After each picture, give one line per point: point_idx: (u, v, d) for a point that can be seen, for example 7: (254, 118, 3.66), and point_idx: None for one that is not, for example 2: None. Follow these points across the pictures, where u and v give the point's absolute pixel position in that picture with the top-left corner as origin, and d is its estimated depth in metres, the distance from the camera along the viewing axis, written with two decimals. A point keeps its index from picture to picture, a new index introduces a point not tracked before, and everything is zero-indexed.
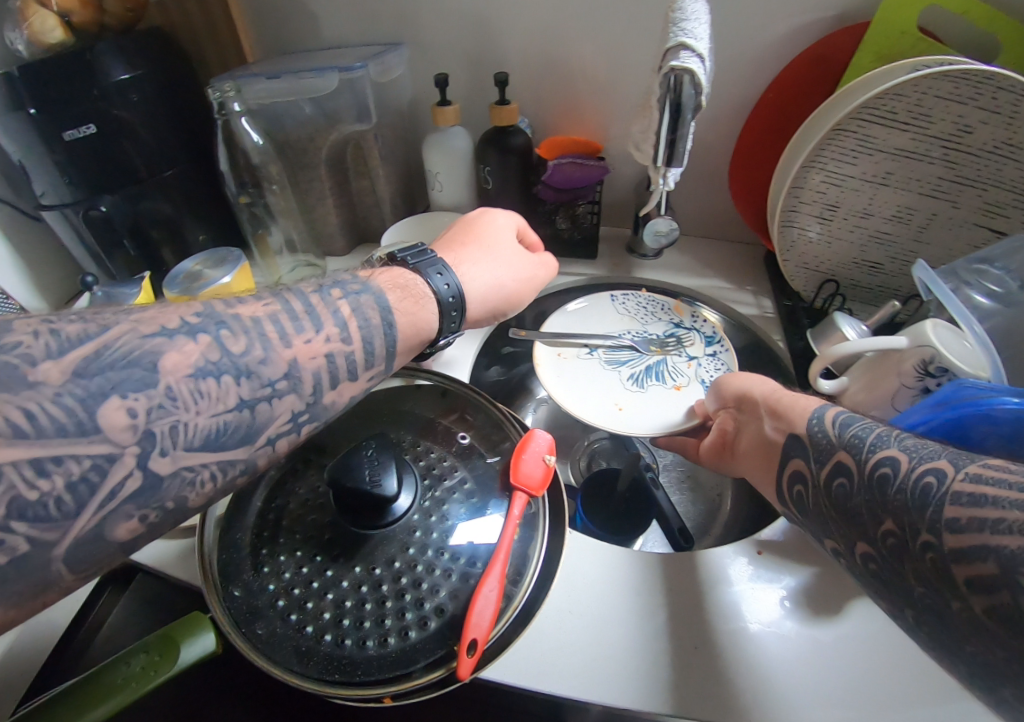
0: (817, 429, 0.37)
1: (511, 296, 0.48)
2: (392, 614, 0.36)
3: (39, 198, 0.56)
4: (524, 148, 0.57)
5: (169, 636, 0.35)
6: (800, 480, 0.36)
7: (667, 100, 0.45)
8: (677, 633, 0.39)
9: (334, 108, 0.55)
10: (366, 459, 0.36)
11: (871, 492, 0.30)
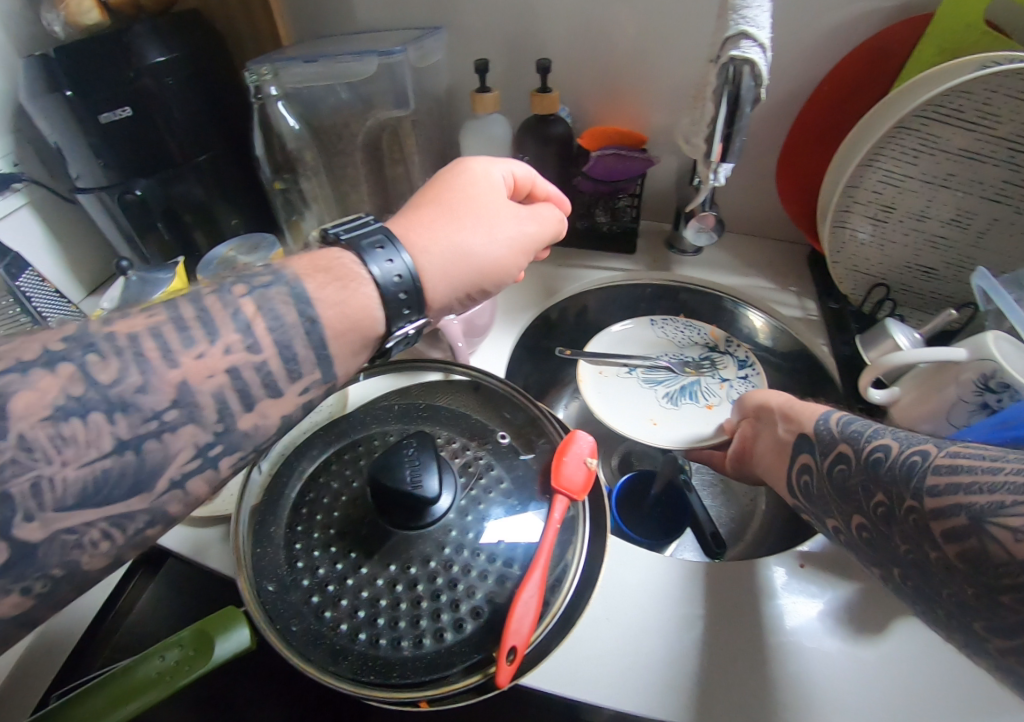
0: (822, 427, 0.40)
1: (490, 263, 0.37)
2: (428, 616, 0.35)
3: (74, 180, 0.57)
4: (564, 138, 0.55)
5: (203, 630, 0.34)
6: (805, 468, 0.41)
7: (726, 92, 0.43)
8: (717, 649, 0.38)
9: (370, 94, 0.54)
10: (406, 458, 0.34)
11: (867, 473, 0.35)
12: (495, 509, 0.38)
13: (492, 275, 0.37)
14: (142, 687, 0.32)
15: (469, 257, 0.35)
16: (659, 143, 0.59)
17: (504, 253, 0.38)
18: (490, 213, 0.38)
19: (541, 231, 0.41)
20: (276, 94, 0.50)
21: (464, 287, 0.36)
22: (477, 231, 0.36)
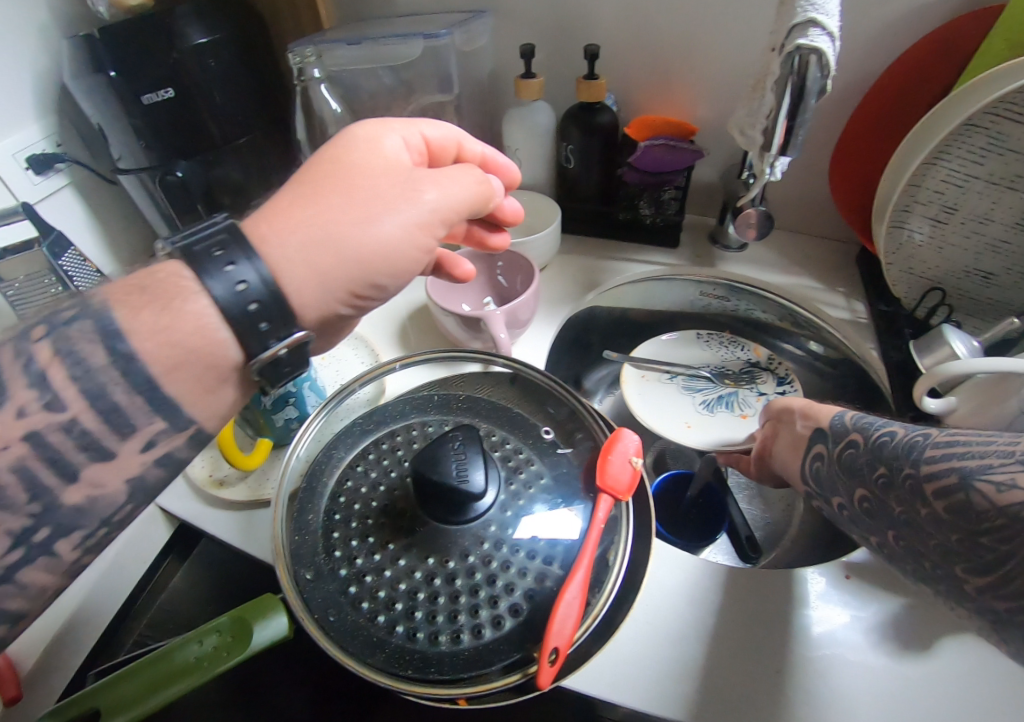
0: (838, 420, 0.40)
1: (379, 248, 0.29)
2: (466, 611, 0.34)
3: (116, 162, 0.57)
4: (610, 127, 0.53)
5: (241, 618, 0.34)
6: (816, 455, 0.40)
7: (790, 83, 0.42)
8: (760, 665, 0.36)
9: (411, 78, 0.53)
10: (452, 450, 0.33)
11: (873, 457, 0.34)
12: (538, 504, 0.37)
13: (387, 266, 0.30)
14: (183, 673, 0.33)
15: (343, 246, 0.28)
16: (705, 135, 0.57)
17: (399, 233, 0.30)
18: (378, 186, 0.30)
19: (454, 199, 0.33)
20: (319, 76, 0.50)
21: (349, 287, 0.29)
22: (355, 211, 0.29)
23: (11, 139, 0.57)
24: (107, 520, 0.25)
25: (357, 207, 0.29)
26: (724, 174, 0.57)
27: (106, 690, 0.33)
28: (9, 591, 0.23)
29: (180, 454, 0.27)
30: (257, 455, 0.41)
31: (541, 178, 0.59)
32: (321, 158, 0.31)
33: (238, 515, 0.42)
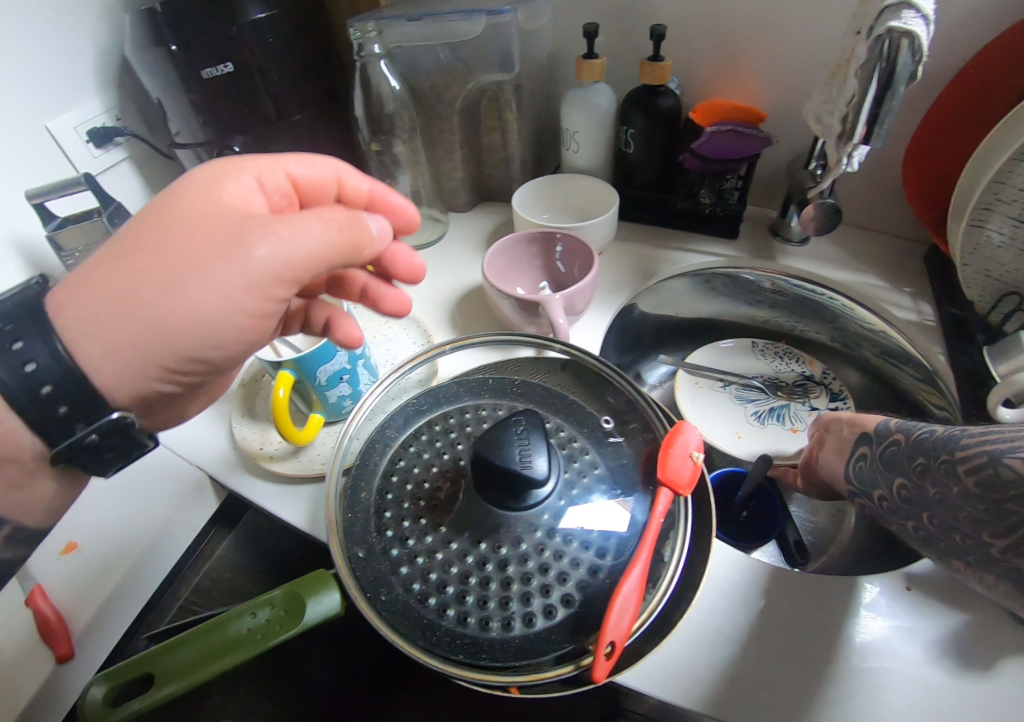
0: (883, 423, 0.39)
1: (191, 313, 0.30)
2: (517, 598, 0.33)
3: (174, 138, 0.58)
4: (673, 112, 0.52)
5: (294, 593, 0.34)
6: (859, 457, 0.39)
7: (878, 70, 0.39)
8: (811, 679, 0.33)
9: (469, 56, 0.52)
10: (515, 435, 0.33)
11: (907, 456, 0.34)
12: (596, 494, 0.37)
13: (204, 334, 0.31)
14: (238, 644, 0.33)
15: (145, 315, 0.29)
16: (772, 123, 0.54)
17: (211, 293, 0.30)
18: (197, 244, 0.30)
19: (282, 254, 0.31)
20: (379, 52, 0.49)
21: (160, 356, 0.30)
22: (167, 273, 0.29)
23: (74, 111, 0.58)
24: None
25: (156, 269, 0.29)
26: (789, 165, 0.54)
27: (164, 656, 0.33)
28: None
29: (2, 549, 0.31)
30: (310, 431, 0.41)
31: (597, 162, 0.58)
32: (147, 212, 0.31)
33: (287, 489, 0.42)
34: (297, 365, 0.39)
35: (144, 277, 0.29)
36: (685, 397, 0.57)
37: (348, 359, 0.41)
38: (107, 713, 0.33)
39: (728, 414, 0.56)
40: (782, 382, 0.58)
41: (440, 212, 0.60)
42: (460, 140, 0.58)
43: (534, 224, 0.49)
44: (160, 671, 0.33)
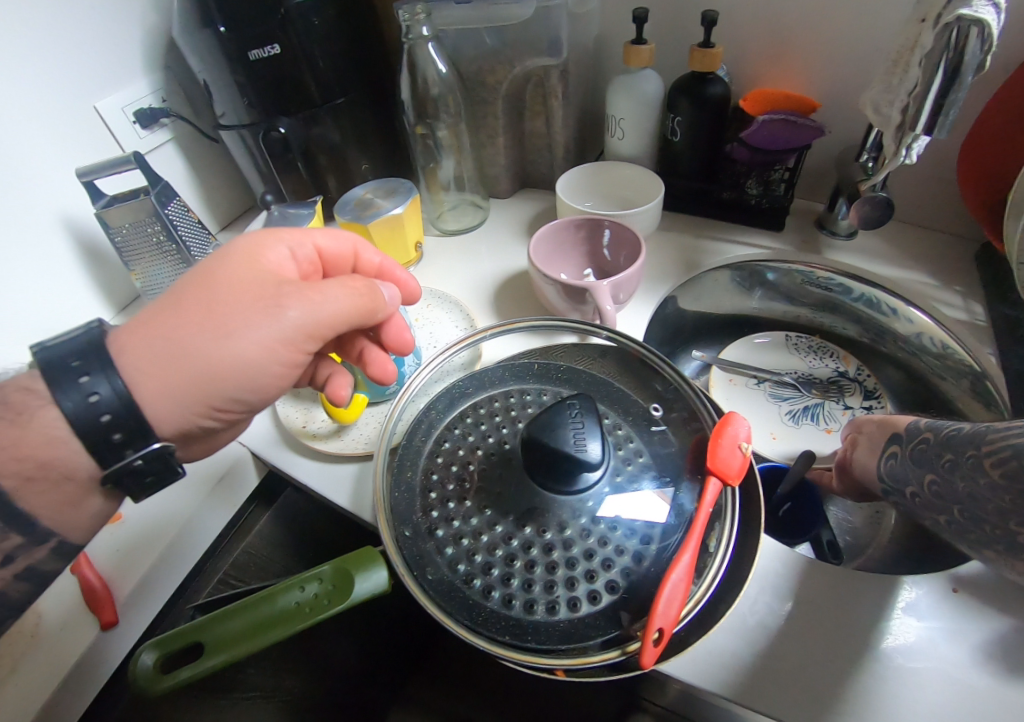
0: (914, 424, 0.38)
1: (231, 366, 0.31)
2: (562, 583, 0.33)
3: (220, 119, 0.60)
4: (721, 99, 0.51)
5: (343, 569, 0.34)
6: (891, 459, 0.39)
7: (944, 60, 0.37)
8: (848, 676, 0.33)
9: (516, 41, 0.52)
10: (569, 416, 0.34)
11: (940, 455, 0.33)
12: (644, 484, 0.36)
13: (238, 384, 0.32)
14: (287, 617, 0.33)
15: (190, 370, 0.31)
16: (824, 112, 0.53)
17: (253, 351, 0.32)
18: (238, 306, 0.32)
19: (317, 317, 0.34)
20: (427, 34, 0.49)
21: (198, 406, 0.32)
22: (209, 334, 0.31)
23: (122, 92, 0.59)
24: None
25: (200, 332, 0.31)
26: (839, 157, 0.53)
27: (213, 626, 0.34)
28: None
29: (44, 565, 0.31)
30: (354, 409, 0.43)
31: (643, 151, 0.58)
32: (189, 279, 0.33)
33: (329, 466, 0.43)
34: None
35: (192, 340, 0.31)
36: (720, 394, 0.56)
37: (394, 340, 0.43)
38: (157, 677, 0.33)
39: (763, 414, 0.55)
40: (816, 379, 0.57)
41: (483, 198, 0.62)
42: (503, 124, 0.58)
43: (578, 210, 0.50)
44: (209, 640, 0.33)
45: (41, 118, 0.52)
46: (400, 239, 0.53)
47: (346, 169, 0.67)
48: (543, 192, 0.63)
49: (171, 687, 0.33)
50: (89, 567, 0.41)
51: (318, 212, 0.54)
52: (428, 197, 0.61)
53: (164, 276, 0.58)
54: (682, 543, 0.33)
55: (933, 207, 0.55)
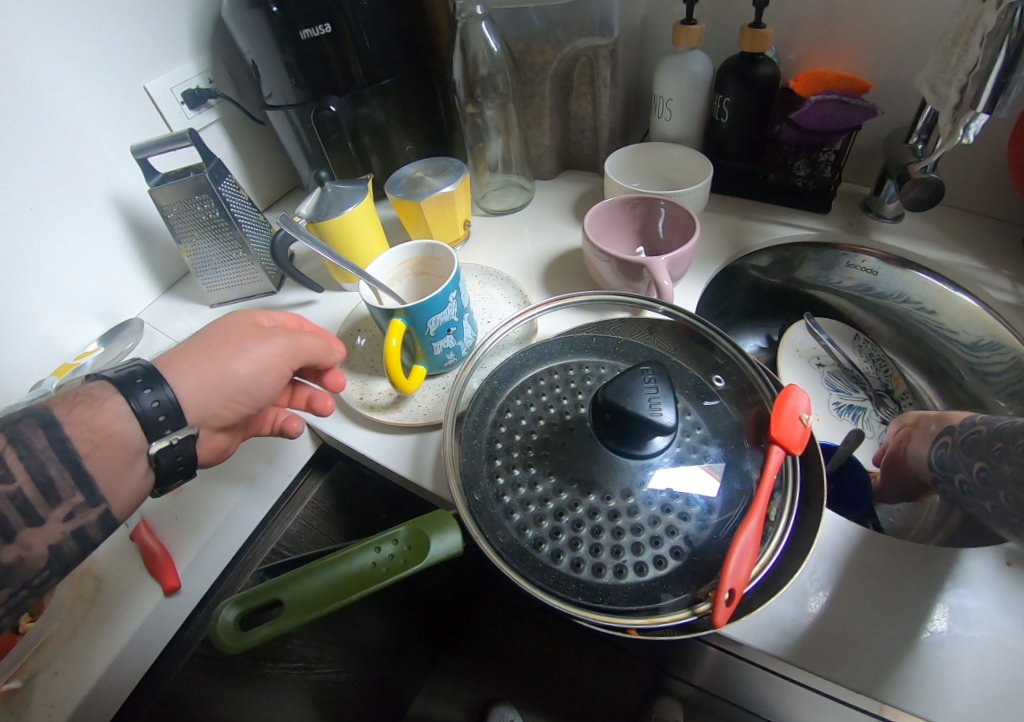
0: (967, 418, 0.38)
1: (245, 375, 0.37)
2: (629, 547, 0.32)
3: (267, 99, 0.60)
4: (771, 80, 0.51)
5: (418, 530, 0.35)
6: (938, 446, 0.39)
7: (1006, 40, 0.36)
8: (904, 644, 0.33)
9: (566, 21, 0.52)
10: (643, 383, 0.34)
11: (990, 445, 0.33)
12: (708, 454, 0.36)
13: (248, 391, 0.37)
14: (365, 576, 0.34)
15: (214, 376, 0.36)
16: (875, 93, 0.53)
17: (260, 364, 0.38)
18: (242, 333, 0.39)
19: (306, 341, 0.41)
20: (481, 13, 0.50)
21: (220, 411, 0.37)
22: (225, 349, 0.37)
23: (171, 72, 0.60)
24: (29, 583, 0.29)
25: (218, 351, 0.37)
26: (887, 139, 0.53)
27: (292, 584, 0.35)
28: None
29: (84, 542, 0.31)
30: (416, 380, 0.43)
31: (689, 132, 0.59)
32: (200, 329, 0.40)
33: (387, 436, 0.46)
34: (412, 314, 0.41)
35: (213, 355, 0.36)
36: (787, 360, 0.58)
37: (455, 312, 0.44)
38: (236, 635, 0.34)
39: (813, 392, 0.56)
40: (867, 384, 0.57)
41: (529, 180, 0.63)
42: (549, 105, 0.59)
43: (630, 189, 0.51)
44: (290, 598, 0.34)
45: (95, 96, 0.53)
46: (450, 217, 0.54)
47: (390, 150, 0.67)
48: (588, 174, 0.65)
49: (251, 642, 0.34)
50: (144, 530, 0.42)
51: (369, 191, 0.55)
52: (475, 176, 0.64)
53: (213, 254, 0.59)
54: (747, 510, 0.33)
55: (981, 189, 0.55)
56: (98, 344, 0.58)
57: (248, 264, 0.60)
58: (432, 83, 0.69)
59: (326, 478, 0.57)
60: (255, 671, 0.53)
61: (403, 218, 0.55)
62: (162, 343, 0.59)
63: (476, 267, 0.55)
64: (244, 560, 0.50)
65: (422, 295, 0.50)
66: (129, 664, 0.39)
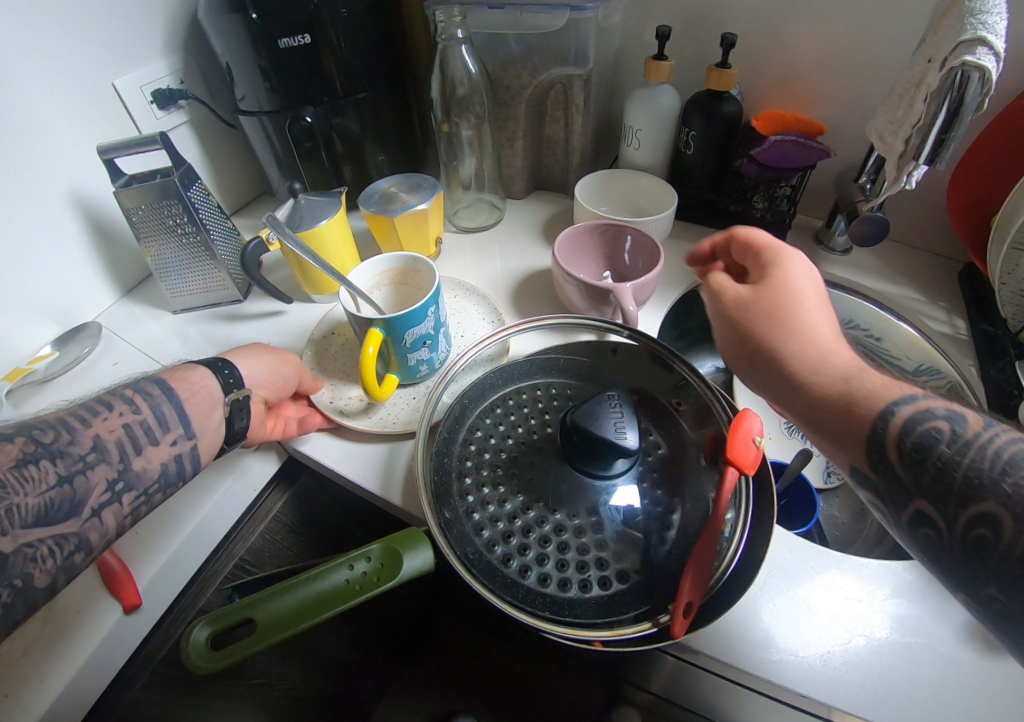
0: (881, 457, 0.28)
1: (285, 361, 0.47)
2: (592, 563, 0.33)
3: (240, 104, 0.59)
4: (734, 117, 0.54)
5: (392, 548, 0.36)
6: (867, 487, 0.29)
7: (947, 98, 0.40)
8: (851, 651, 0.36)
9: (546, 50, 0.54)
10: (609, 408, 0.36)
11: (971, 558, 0.23)
12: (669, 475, 0.37)
13: (284, 374, 0.47)
14: (338, 594, 0.35)
15: (262, 358, 0.46)
16: (827, 135, 0.57)
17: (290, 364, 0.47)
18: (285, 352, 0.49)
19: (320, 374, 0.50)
20: (461, 37, 0.51)
21: (265, 384, 0.45)
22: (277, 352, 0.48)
23: (141, 71, 0.58)
24: (148, 487, 0.37)
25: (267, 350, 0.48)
26: (839, 177, 0.57)
27: (265, 603, 0.34)
28: (93, 527, 0.35)
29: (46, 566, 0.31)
30: (388, 387, 0.44)
31: (656, 161, 0.62)
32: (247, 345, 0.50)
33: (360, 451, 0.46)
34: (391, 324, 0.42)
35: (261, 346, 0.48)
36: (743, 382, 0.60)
37: (432, 326, 0.45)
38: (208, 654, 0.34)
39: (766, 413, 0.59)
40: None
41: (500, 199, 0.64)
42: (524, 128, 0.61)
43: (600, 215, 0.53)
44: (262, 616, 0.34)
45: (60, 92, 0.51)
46: (422, 232, 0.55)
47: (363, 161, 0.67)
48: (560, 195, 0.66)
49: (223, 662, 0.33)
50: (113, 555, 0.41)
51: (342, 203, 0.55)
52: (448, 192, 0.65)
53: (178, 259, 0.57)
54: (703, 529, 0.34)
55: (921, 227, 0.60)
56: (51, 349, 0.56)
57: (214, 271, 0.58)
58: (408, 96, 0.69)
59: (292, 492, 0.55)
60: (211, 689, 0.52)
61: (375, 231, 0.56)
62: (121, 351, 0.57)
63: (454, 280, 0.56)
64: (205, 578, 0.48)
65: (401, 303, 0.51)
66: (86, 686, 0.38)
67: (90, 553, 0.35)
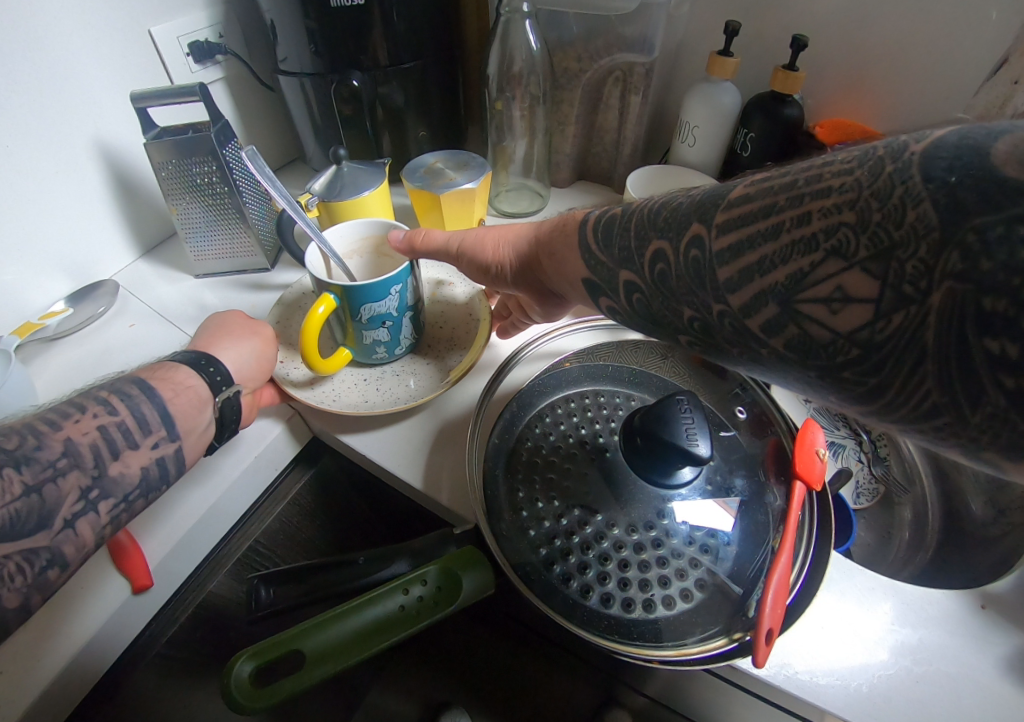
0: (595, 245, 0.35)
1: (267, 349, 0.45)
2: (654, 578, 0.32)
3: (281, 64, 0.56)
4: (795, 122, 0.53)
5: (448, 569, 0.35)
6: (600, 290, 0.35)
7: None
8: (899, 684, 0.35)
9: (610, 35, 0.52)
10: (680, 413, 0.34)
11: (664, 285, 0.30)
12: (734, 487, 0.36)
13: (269, 358, 0.45)
14: (392, 624, 0.33)
15: (245, 349, 0.44)
16: None
17: (269, 350, 0.45)
18: (255, 322, 0.47)
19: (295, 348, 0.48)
20: (525, 11, 0.50)
21: (255, 377, 0.44)
22: (258, 335, 0.46)
23: (179, 20, 0.55)
24: (128, 494, 0.34)
25: (245, 334, 0.45)
26: None
27: (316, 633, 0.32)
28: (68, 538, 0.32)
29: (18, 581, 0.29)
30: (333, 362, 0.43)
31: (708, 159, 0.60)
32: (217, 319, 0.47)
33: (393, 440, 0.43)
34: (347, 293, 0.40)
35: (240, 328, 0.46)
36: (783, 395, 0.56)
37: (394, 307, 0.43)
38: (254, 692, 0.31)
39: None
40: (848, 419, 0.58)
41: (545, 187, 0.62)
42: (577, 113, 0.59)
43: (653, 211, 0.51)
44: (313, 648, 0.32)
45: (94, 33, 0.48)
46: (468, 213, 0.53)
47: (404, 134, 0.65)
48: (604, 187, 0.64)
49: (274, 698, 0.31)
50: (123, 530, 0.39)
51: (386, 175, 0.53)
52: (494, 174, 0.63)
53: (205, 220, 0.54)
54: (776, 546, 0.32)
55: None
56: (65, 304, 0.53)
57: (243, 236, 0.55)
58: (457, 69, 0.66)
59: (312, 473, 0.52)
60: (212, 673, 0.50)
61: (418, 208, 0.54)
62: (138, 312, 0.54)
63: (442, 272, 0.56)
64: (219, 558, 0.46)
65: (376, 274, 0.49)
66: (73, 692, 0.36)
67: (66, 568, 0.32)
